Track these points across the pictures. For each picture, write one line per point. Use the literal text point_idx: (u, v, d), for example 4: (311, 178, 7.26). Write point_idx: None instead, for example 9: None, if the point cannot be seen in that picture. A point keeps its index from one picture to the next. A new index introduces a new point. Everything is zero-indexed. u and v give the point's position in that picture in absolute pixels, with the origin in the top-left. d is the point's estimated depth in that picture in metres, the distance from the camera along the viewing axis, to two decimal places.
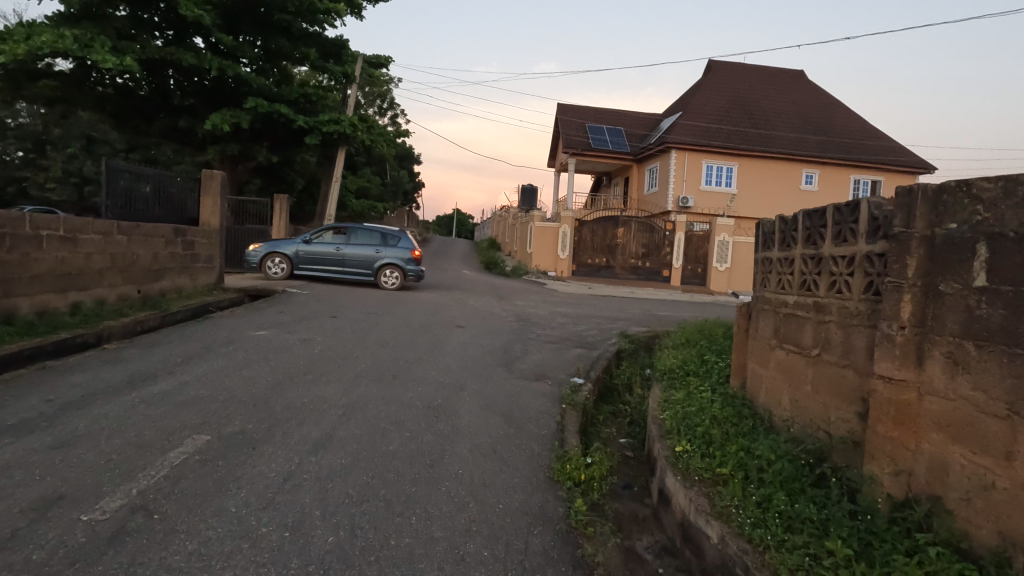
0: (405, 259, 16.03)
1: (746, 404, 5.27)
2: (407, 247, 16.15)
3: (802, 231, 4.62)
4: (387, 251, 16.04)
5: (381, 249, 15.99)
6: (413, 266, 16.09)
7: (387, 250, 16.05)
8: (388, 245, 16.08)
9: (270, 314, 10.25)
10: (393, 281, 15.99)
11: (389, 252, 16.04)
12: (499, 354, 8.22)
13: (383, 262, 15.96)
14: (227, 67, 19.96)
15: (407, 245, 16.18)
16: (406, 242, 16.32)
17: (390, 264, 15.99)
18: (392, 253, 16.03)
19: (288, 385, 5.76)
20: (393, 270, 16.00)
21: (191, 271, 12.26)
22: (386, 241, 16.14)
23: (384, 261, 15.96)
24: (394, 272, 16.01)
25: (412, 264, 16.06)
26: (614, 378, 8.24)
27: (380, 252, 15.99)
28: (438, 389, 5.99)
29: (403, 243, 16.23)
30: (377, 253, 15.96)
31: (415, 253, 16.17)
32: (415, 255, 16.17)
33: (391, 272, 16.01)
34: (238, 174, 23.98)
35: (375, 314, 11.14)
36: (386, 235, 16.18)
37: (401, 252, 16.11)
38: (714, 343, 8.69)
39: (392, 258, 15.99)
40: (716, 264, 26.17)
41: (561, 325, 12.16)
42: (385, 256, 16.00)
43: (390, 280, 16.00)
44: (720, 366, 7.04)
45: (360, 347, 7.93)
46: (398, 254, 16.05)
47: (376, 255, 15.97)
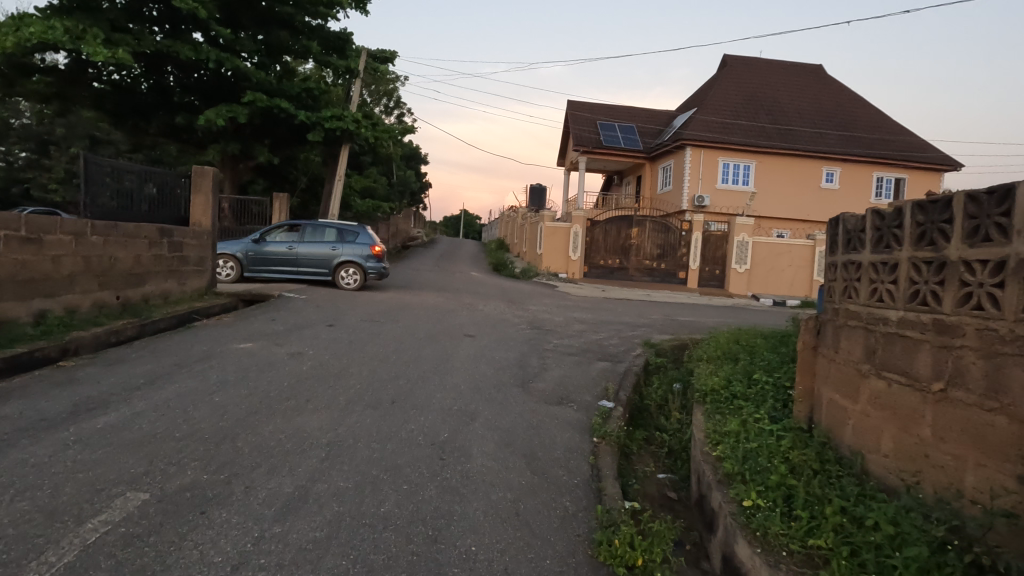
0: (364, 255, 15.16)
1: (824, 444, 4.27)
2: (366, 243, 15.28)
3: (910, 228, 3.63)
4: (344, 248, 15.17)
5: (337, 246, 15.11)
6: (372, 262, 15.20)
7: (344, 247, 15.17)
8: (345, 242, 15.22)
9: (260, 323, 9.36)
10: (352, 281, 15.11)
11: (347, 249, 15.16)
12: (514, 370, 7.25)
13: (340, 260, 15.09)
14: (226, 60, 19.14)
15: (365, 240, 15.31)
16: (365, 237, 15.41)
17: (347, 262, 15.12)
18: (350, 250, 15.16)
19: (264, 415, 4.81)
20: (351, 269, 15.13)
21: (180, 275, 11.41)
22: (342, 237, 15.25)
23: (342, 259, 15.08)
24: (352, 270, 15.12)
25: (372, 261, 15.18)
26: (645, 397, 7.25)
27: (336, 249, 15.12)
28: (445, 418, 5.01)
29: (361, 239, 15.35)
30: (333, 250, 15.10)
31: (375, 249, 15.29)
32: (375, 251, 15.29)
33: (350, 270, 15.13)
34: (240, 173, 23.18)
35: (378, 323, 10.22)
36: (342, 231, 15.31)
37: (359, 248, 15.23)
38: (757, 357, 7.60)
39: (349, 255, 15.14)
40: (735, 266, 25.05)
41: (578, 333, 11.19)
42: (343, 253, 15.14)
43: (349, 279, 15.12)
44: (771, 391, 5.98)
45: (356, 362, 6.98)
46: (356, 251, 15.18)
47: (332, 252, 15.10)
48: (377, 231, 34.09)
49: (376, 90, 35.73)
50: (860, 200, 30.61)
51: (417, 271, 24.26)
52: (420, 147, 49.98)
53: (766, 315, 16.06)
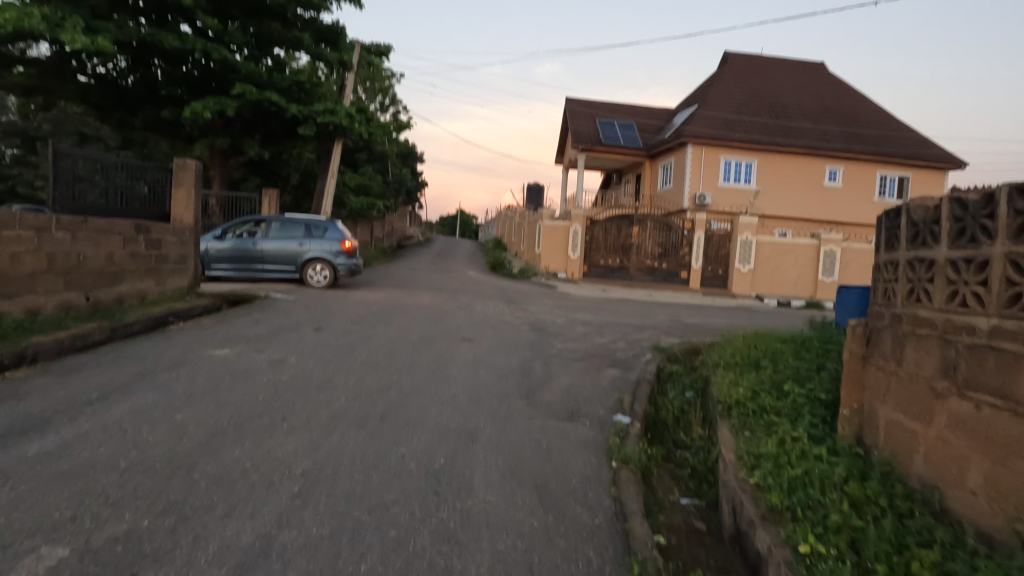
0: (333, 252, 14.43)
1: (887, 474, 3.64)
2: (335, 238, 14.50)
3: (1001, 218, 3.00)
4: (312, 244, 14.42)
5: (304, 242, 14.36)
6: (342, 259, 14.47)
7: (312, 243, 14.42)
8: (313, 237, 14.43)
9: (241, 325, 8.69)
10: (321, 278, 14.40)
11: (315, 245, 14.41)
12: (516, 378, 6.61)
13: (308, 256, 14.36)
14: (213, 50, 18.39)
15: (334, 236, 14.50)
16: (335, 232, 14.59)
17: (316, 259, 14.38)
18: (318, 246, 14.41)
19: (231, 436, 4.15)
20: (319, 265, 14.39)
21: (157, 274, 10.72)
22: (310, 233, 14.46)
23: (310, 256, 14.36)
24: (321, 267, 14.39)
25: (342, 257, 14.44)
26: (661, 410, 6.63)
27: (304, 245, 14.37)
28: (441, 439, 4.37)
29: (330, 234, 14.54)
30: (300, 247, 14.35)
31: (345, 244, 14.53)
32: (345, 246, 14.55)
33: (318, 267, 14.41)
34: (229, 169, 22.45)
35: (370, 326, 9.54)
36: (310, 225, 14.48)
37: (328, 244, 14.46)
38: (781, 366, 6.96)
39: (317, 252, 14.39)
40: (739, 266, 24.44)
41: (583, 336, 10.55)
42: (310, 249, 14.40)
43: (317, 277, 14.41)
44: (806, 406, 5.32)
45: (342, 370, 6.33)
46: (324, 247, 14.43)
47: (300, 249, 14.37)
48: (372, 229, 33.36)
49: (371, 86, 35.12)
50: (863, 199, 30.08)
51: (412, 271, 23.59)
52: (416, 146, 49.34)
53: (777, 317, 15.44)
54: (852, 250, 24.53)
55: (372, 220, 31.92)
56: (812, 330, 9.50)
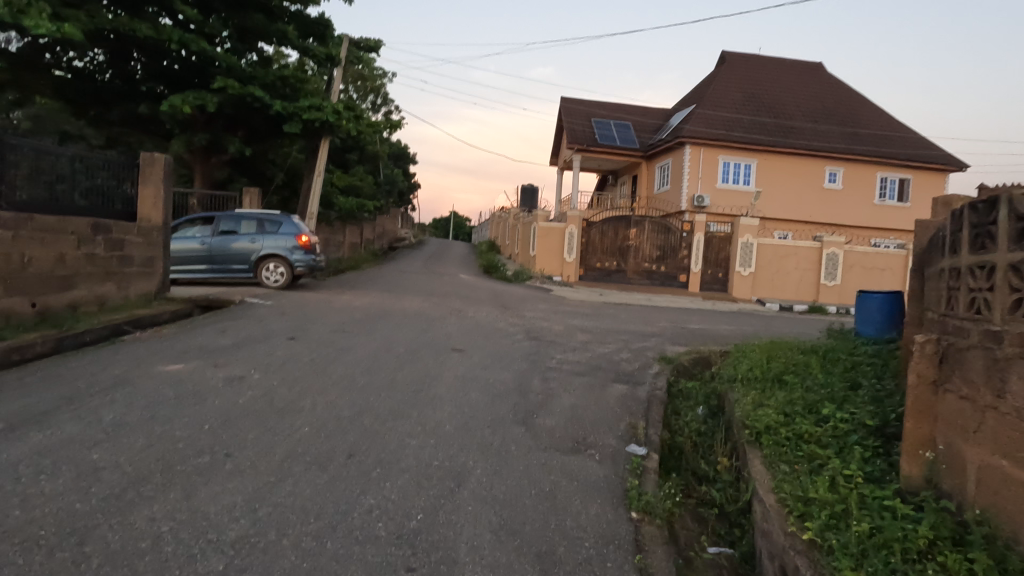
0: (289, 247, 13.54)
1: (989, 539, 2.87)
2: (290, 233, 13.62)
3: None
4: (265, 240, 13.54)
5: (256, 238, 13.47)
6: (300, 254, 13.58)
7: (265, 239, 13.52)
8: (267, 233, 13.56)
9: (205, 335, 7.85)
10: (276, 277, 13.53)
11: (269, 242, 13.53)
12: (514, 398, 5.78)
13: (261, 254, 13.46)
14: (192, 42, 17.49)
15: (289, 230, 13.64)
16: (289, 227, 13.73)
17: (270, 256, 13.50)
18: (273, 243, 13.53)
19: (154, 485, 3.31)
20: (275, 264, 13.52)
21: (118, 276, 9.83)
22: (263, 229, 13.61)
23: (263, 253, 13.45)
24: (276, 265, 13.53)
25: (298, 253, 13.56)
26: (679, 435, 5.86)
27: (256, 242, 13.47)
28: (420, 487, 3.54)
29: (285, 229, 13.68)
30: (252, 243, 13.45)
31: (301, 239, 13.64)
32: (302, 241, 13.66)
33: (273, 265, 13.55)
34: (211, 167, 21.50)
35: (352, 335, 8.68)
36: (262, 220, 13.63)
37: (283, 240, 13.59)
38: (810, 384, 6.21)
39: (272, 248, 13.51)
40: (739, 269, 23.73)
41: (582, 345, 9.77)
42: (263, 246, 13.48)
43: (273, 276, 13.54)
44: (853, 436, 4.52)
45: (312, 390, 5.48)
46: (279, 243, 13.55)
47: (252, 246, 13.45)
48: (363, 231, 32.45)
49: (362, 85, 34.27)
50: (863, 201, 29.50)
51: (403, 274, 22.70)
52: (409, 147, 48.48)
53: (785, 323, 14.67)
54: (855, 252, 23.90)
55: (361, 222, 31.02)
56: (834, 342, 8.71)
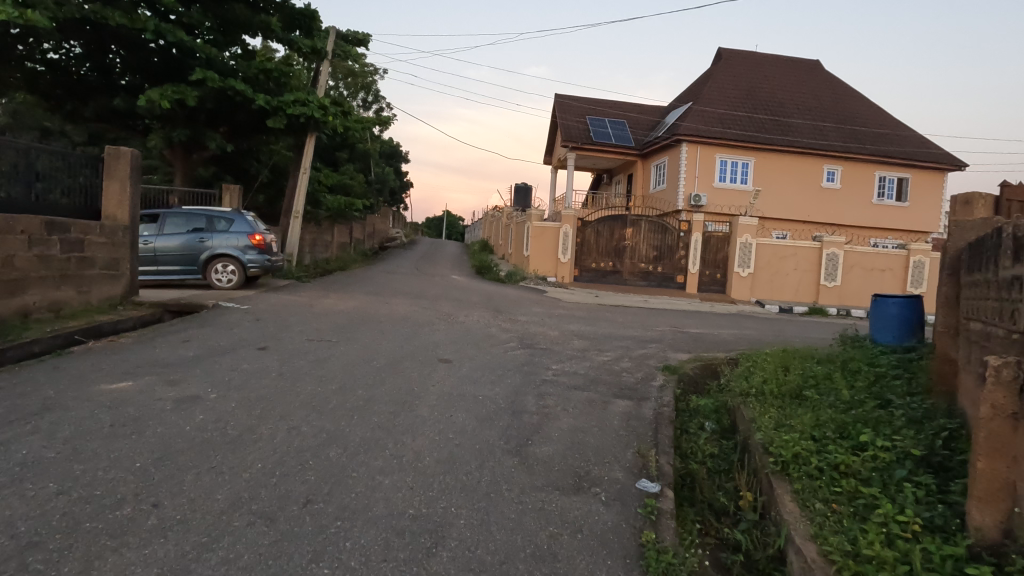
0: (242, 247, 12.87)
1: None
2: (243, 231, 12.95)
3: None
4: (216, 239, 12.83)
5: (205, 237, 12.73)
6: (253, 254, 12.96)
7: (215, 238, 12.81)
8: (217, 231, 12.83)
9: (164, 345, 7.13)
10: (228, 278, 12.85)
11: (219, 240, 12.81)
12: (505, 421, 5.10)
13: (211, 253, 12.72)
14: (168, 31, 16.70)
15: (242, 228, 12.96)
16: (242, 224, 13.03)
17: (220, 256, 12.78)
18: (224, 241, 12.82)
19: (47, 555, 2.64)
20: (225, 263, 12.80)
21: (77, 280, 9.11)
22: (212, 226, 12.85)
23: (213, 253, 12.73)
24: (226, 265, 12.81)
25: (252, 253, 12.93)
26: (691, 461, 5.24)
27: (206, 240, 12.73)
28: (387, 551, 2.87)
29: (237, 227, 12.98)
30: (201, 242, 12.69)
31: (255, 238, 13.01)
32: (256, 240, 13.04)
33: (223, 265, 12.82)
34: (193, 164, 20.68)
35: (330, 345, 7.97)
36: (212, 218, 12.85)
37: (235, 238, 12.90)
38: (833, 402, 5.61)
39: (223, 247, 12.80)
40: (738, 270, 23.17)
41: (580, 353, 9.13)
42: (214, 245, 12.77)
43: (223, 276, 12.84)
44: (901, 470, 3.93)
45: (277, 414, 4.79)
46: (230, 241, 12.86)
47: (202, 244, 12.72)
48: (353, 231, 31.68)
49: (352, 82, 33.48)
50: (861, 201, 29.09)
51: (392, 275, 21.99)
52: (401, 145, 47.76)
53: (787, 327, 14.13)
54: (855, 253, 23.46)
55: (351, 222, 30.26)
56: (847, 351, 8.12)
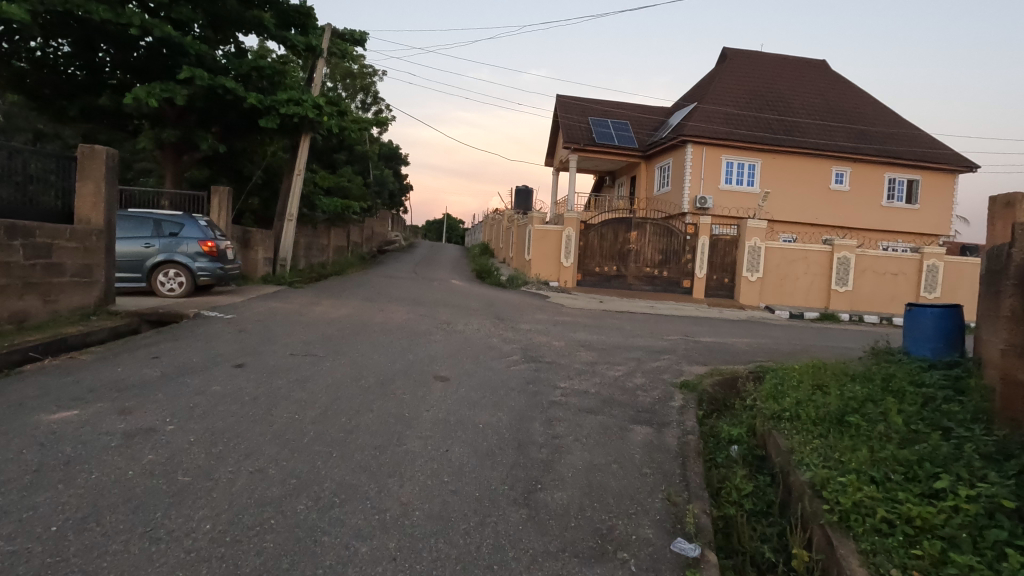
0: (191, 253, 12.12)
1: None
2: (193, 237, 12.21)
3: None
4: (164, 244, 12.10)
5: (152, 242, 12.01)
6: (204, 261, 12.20)
7: (163, 243, 12.08)
8: (165, 236, 12.10)
9: (127, 362, 6.41)
10: (174, 286, 12.05)
11: (167, 246, 12.08)
12: (509, 458, 4.37)
13: (157, 260, 11.99)
14: (155, 26, 16.07)
15: (192, 234, 12.22)
16: (193, 230, 12.29)
17: (167, 262, 12.03)
18: (172, 247, 12.09)
19: None
20: (171, 270, 12.02)
21: (44, 288, 8.47)
22: (161, 231, 12.13)
23: (159, 259, 11.99)
24: (173, 272, 12.03)
25: (202, 260, 12.17)
26: (726, 504, 4.53)
27: (152, 245, 12.02)
28: None
29: (187, 232, 12.24)
30: (147, 248, 11.98)
31: (207, 244, 12.29)
32: (208, 247, 12.30)
33: (169, 272, 12.03)
34: (184, 166, 19.98)
35: (315, 361, 7.22)
36: (161, 222, 12.15)
37: (183, 244, 12.16)
38: (883, 430, 4.91)
39: (170, 253, 12.06)
40: (747, 274, 22.42)
41: (589, 367, 8.43)
42: (161, 250, 12.04)
43: (170, 284, 12.04)
44: (997, 531, 3.23)
45: (242, 452, 4.07)
46: (179, 247, 12.11)
47: (147, 250, 12.02)
48: (350, 234, 31.01)
49: (351, 83, 32.84)
50: (871, 203, 28.39)
51: (389, 280, 21.29)
52: (401, 147, 47.10)
53: (804, 336, 13.42)
54: (867, 256, 22.74)
55: (348, 224, 29.58)
56: (881, 367, 7.41)
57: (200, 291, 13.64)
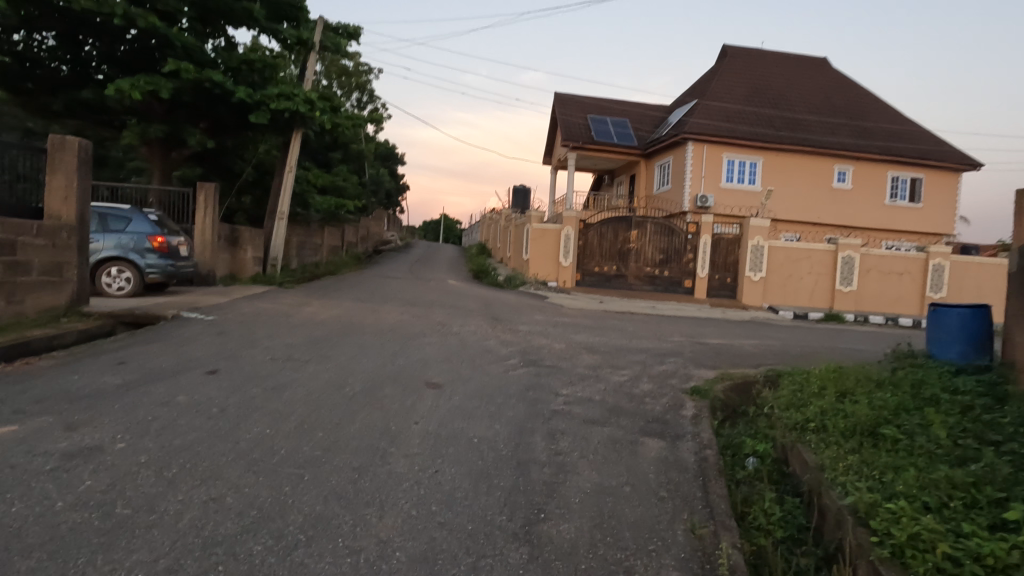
0: (139, 249, 11.53)
1: None
2: (141, 232, 11.60)
3: None
4: (110, 239, 11.49)
5: (97, 238, 11.40)
6: (152, 258, 11.60)
7: (109, 239, 11.48)
8: (110, 231, 11.50)
9: (88, 368, 5.85)
10: (121, 284, 11.48)
11: (112, 241, 11.48)
12: (507, 481, 3.83)
13: (103, 256, 11.40)
14: (139, 17, 15.48)
15: (139, 229, 11.61)
16: (141, 224, 11.69)
17: (113, 259, 11.46)
18: (118, 243, 11.48)
19: None
20: (118, 267, 11.46)
21: (6, 288, 7.92)
22: (106, 226, 11.52)
23: (105, 255, 11.40)
24: (120, 269, 11.45)
25: (152, 256, 11.59)
26: (754, 532, 4.00)
27: (96, 241, 11.40)
28: None
29: (134, 227, 11.63)
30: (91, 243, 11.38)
31: (156, 240, 11.67)
32: (157, 243, 11.68)
33: (116, 269, 11.46)
34: (172, 163, 19.38)
35: (297, 366, 6.65)
36: (106, 216, 11.54)
37: (131, 239, 11.55)
38: (925, 447, 4.37)
39: (116, 249, 11.46)
40: (750, 274, 21.93)
41: (593, 372, 7.88)
42: (107, 246, 11.45)
43: (116, 282, 11.47)
44: None
45: (199, 477, 3.52)
46: (126, 242, 11.51)
47: (91, 246, 11.41)
48: (345, 234, 30.40)
49: (346, 81, 32.29)
50: (874, 202, 27.93)
51: (384, 280, 20.70)
52: (397, 147, 46.57)
53: (814, 337, 12.91)
54: (872, 256, 22.25)
55: (342, 224, 28.98)
56: (905, 372, 6.87)
57: (157, 289, 13.06)
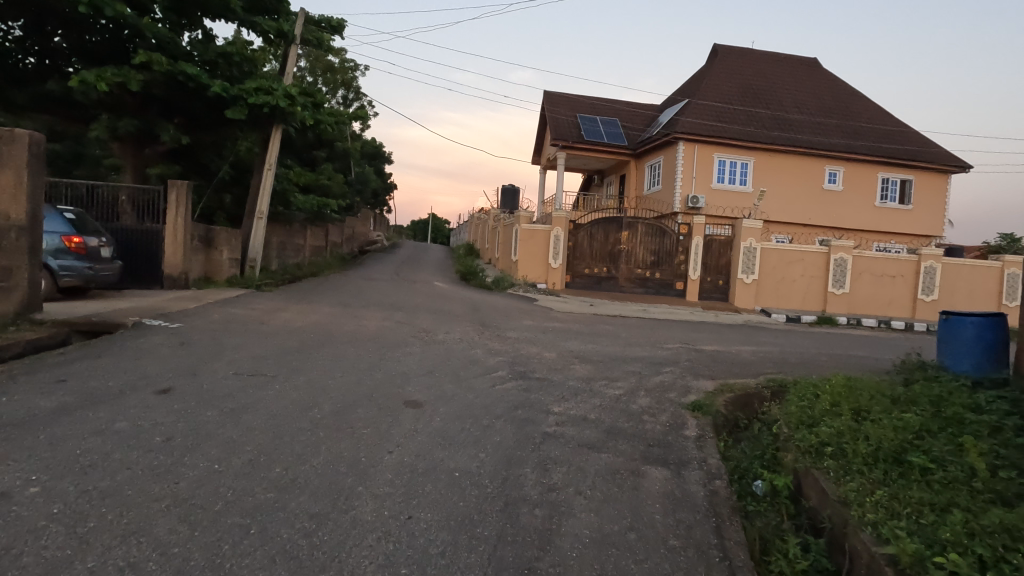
0: (52, 250, 10.70)
1: None
2: (54, 231, 10.76)
3: None
4: None
5: None
6: (67, 260, 10.80)
7: None
8: None
9: (22, 388, 5.19)
10: None
11: None
12: (490, 531, 3.31)
13: None
14: (107, 5, 14.67)
15: (52, 228, 10.76)
16: (55, 223, 10.84)
17: None
18: None
19: None
20: None
21: None
22: None
23: None
24: None
25: (66, 258, 10.78)
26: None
27: None
28: None
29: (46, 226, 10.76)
30: None
31: (71, 241, 10.87)
32: (73, 244, 10.88)
33: None
34: (145, 160, 18.57)
35: (262, 382, 6.04)
36: None
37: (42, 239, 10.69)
38: (970, 486, 3.85)
39: None
40: (742, 276, 21.55)
41: (587, 385, 7.36)
42: None
43: None
44: None
45: (119, 534, 2.95)
46: None
47: None
48: (329, 234, 29.64)
49: (331, 77, 31.39)
50: (864, 203, 27.76)
51: (368, 282, 20.04)
52: (384, 146, 45.78)
53: (812, 343, 12.51)
54: (864, 258, 22.03)
55: (326, 224, 28.22)
56: (921, 385, 6.42)
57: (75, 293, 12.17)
